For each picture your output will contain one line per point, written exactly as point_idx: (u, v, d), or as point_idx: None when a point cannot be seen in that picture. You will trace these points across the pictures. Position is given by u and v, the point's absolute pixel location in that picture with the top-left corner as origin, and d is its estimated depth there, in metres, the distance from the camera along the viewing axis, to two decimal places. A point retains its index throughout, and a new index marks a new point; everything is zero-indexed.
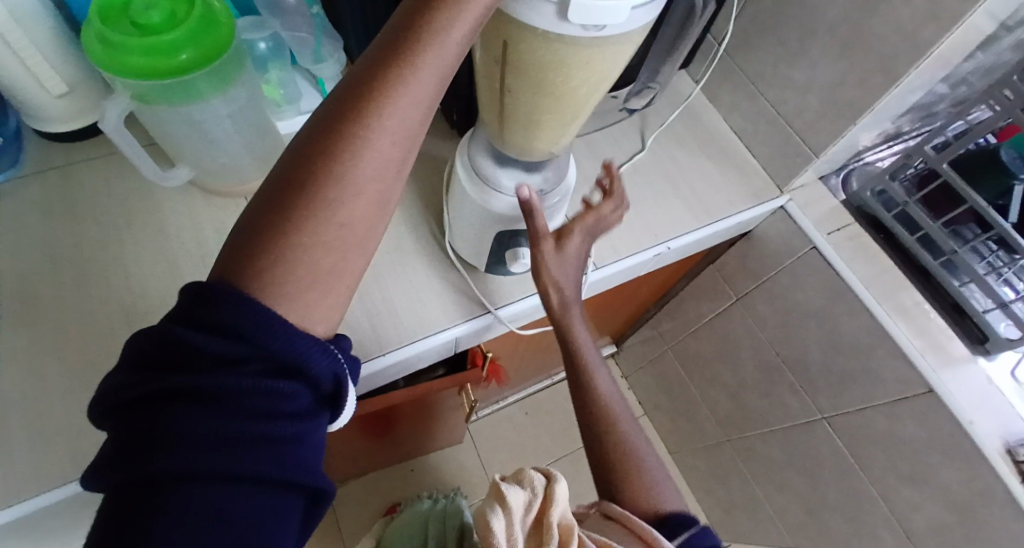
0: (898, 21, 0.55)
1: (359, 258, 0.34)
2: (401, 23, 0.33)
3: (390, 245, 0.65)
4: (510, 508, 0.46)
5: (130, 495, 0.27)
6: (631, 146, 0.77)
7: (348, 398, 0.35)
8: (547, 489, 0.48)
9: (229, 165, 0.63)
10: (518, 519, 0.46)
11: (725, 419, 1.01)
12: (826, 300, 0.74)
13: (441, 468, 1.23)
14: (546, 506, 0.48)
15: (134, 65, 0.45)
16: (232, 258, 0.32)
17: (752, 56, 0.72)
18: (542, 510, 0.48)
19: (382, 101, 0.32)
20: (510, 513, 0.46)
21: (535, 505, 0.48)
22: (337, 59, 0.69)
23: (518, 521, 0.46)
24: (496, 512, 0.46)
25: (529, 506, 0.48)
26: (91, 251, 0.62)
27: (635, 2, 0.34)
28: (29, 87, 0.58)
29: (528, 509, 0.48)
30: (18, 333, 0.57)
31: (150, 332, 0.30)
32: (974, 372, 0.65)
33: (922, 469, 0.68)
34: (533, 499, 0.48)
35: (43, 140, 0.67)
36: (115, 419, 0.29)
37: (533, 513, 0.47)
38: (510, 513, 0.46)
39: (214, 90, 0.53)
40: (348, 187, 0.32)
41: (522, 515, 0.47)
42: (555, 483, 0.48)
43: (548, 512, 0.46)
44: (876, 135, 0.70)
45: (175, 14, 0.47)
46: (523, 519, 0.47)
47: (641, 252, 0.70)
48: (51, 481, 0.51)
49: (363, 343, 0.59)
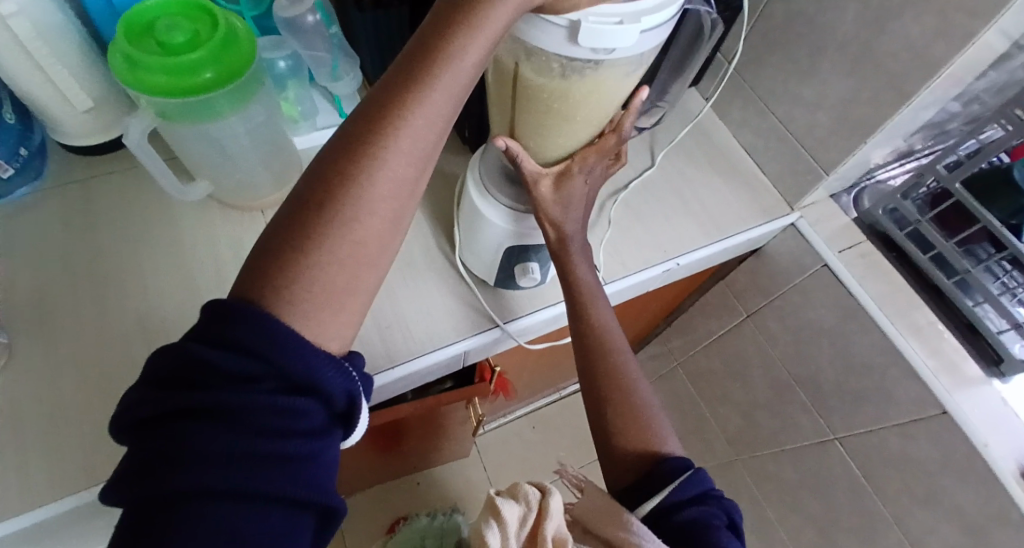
0: (907, 41, 0.55)
1: (373, 276, 0.35)
2: (416, 48, 0.33)
3: (401, 258, 0.66)
4: (505, 523, 0.47)
5: (146, 511, 0.28)
6: (641, 162, 0.77)
7: (361, 415, 0.35)
8: (542, 502, 0.48)
9: (247, 180, 0.64)
10: (513, 533, 0.47)
11: (735, 437, 1.00)
12: (838, 318, 0.74)
13: (448, 482, 1.23)
14: (540, 519, 0.48)
15: (157, 84, 0.47)
16: (250, 276, 0.32)
17: (762, 74, 0.72)
18: (537, 524, 0.48)
19: (398, 124, 0.33)
20: (505, 527, 0.47)
21: (530, 519, 0.47)
22: (353, 76, 0.70)
23: (512, 537, 0.47)
24: (491, 527, 0.47)
25: (524, 520, 0.48)
26: (111, 261, 0.64)
27: (643, 26, 0.35)
28: (55, 102, 0.60)
29: (523, 523, 0.48)
30: (38, 341, 0.58)
31: (169, 349, 0.31)
32: (988, 394, 0.64)
33: (935, 492, 0.67)
34: (528, 513, 0.48)
35: (67, 153, 0.69)
36: (133, 435, 0.30)
37: (528, 527, 0.47)
38: (506, 529, 0.47)
39: (233, 108, 0.54)
40: (364, 208, 0.33)
41: (518, 530, 0.47)
42: (549, 497, 0.48)
43: (543, 526, 0.46)
44: (888, 153, 0.70)
45: (197, 35, 0.49)
46: (517, 534, 0.47)
47: (651, 268, 0.70)
48: (63, 488, 0.51)
49: (373, 355, 0.60)
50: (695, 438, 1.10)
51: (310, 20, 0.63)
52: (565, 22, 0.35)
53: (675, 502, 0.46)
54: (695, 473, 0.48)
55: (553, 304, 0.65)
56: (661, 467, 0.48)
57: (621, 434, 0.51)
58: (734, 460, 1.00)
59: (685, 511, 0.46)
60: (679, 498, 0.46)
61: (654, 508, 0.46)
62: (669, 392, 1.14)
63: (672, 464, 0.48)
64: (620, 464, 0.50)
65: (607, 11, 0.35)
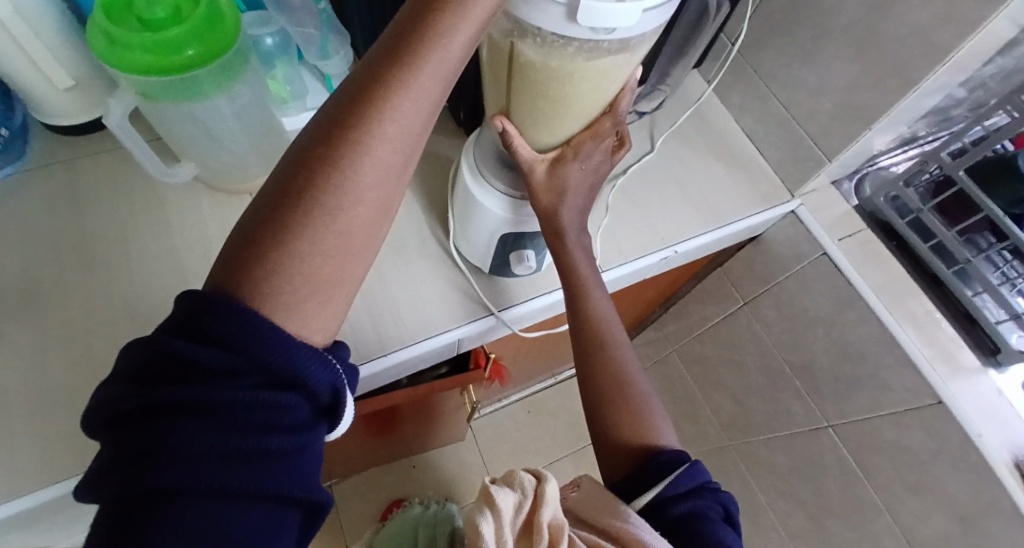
0: (915, 26, 0.53)
1: (358, 266, 0.34)
2: (402, 27, 0.32)
3: (393, 243, 0.64)
4: (499, 511, 0.45)
5: (122, 511, 0.27)
6: (639, 147, 0.76)
7: (347, 409, 0.35)
8: (538, 489, 0.47)
9: (234, 162, 0.62)
10: (508, 521, 0.45)
11: (728, 424, 1.00)
12: (835, 307, 0.73)
13: (442, 466, 1.23)
14: (536, 506, 0.47)
15: (138, 62, 0.45)
16: (228, 266, 0.31)
17: (765, 57, 0.70)
18: (532, 511, 0.47)
19: (383, 107, 0.31)
20: (499, 516, 0.45)
21: (525, 506, 0.47)
22: (343, 54, 0.68)
23: (508, 525, 0.45)
24: (485, 516, 0.45)
25: (519, 507, 0.47)
26: (95, 245, 0.62)
27: (645, 5, 0.34)
28: (34, 81, 0.58)
29: (518, 511, 0.47)
30: (21, 327, 0.57)
31: (144, 342, 0.29)
32: (983, 384, 0.63)
33: (927, 480, 0.67)
34: (523, 500, 0.47)
35: (49, 133, 0.67)
36: (108, 431, 0.29)
37: (523, 515, 0.46)
38: (500, 516, 0.45)
39: (218, 87, 0.52)
40: (347, 197, 0.31)
41: (512, 517, 0.46)
42: (546, 483, 0.48)
43: (539, 512, 0.46)
44: (892, 139, 0.69)
45: (179, 9, 0.46)
46: (513, 521, 0.46)
47: (647, 255, 0.69)
48: (48, 476, 0.51)
49: (364, 342, 0.59)
50: (688, 424, 1.10)
51: None
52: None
53: (670, 495, 0.45)
54: (692, 464, 0.47)
55: (547, 293, 0.64)
56: (657, 460, 0.47)
57: (616, 426, 0.50)
58: (727, 446, 1.01)
59: (679, 504, 0.45)
60: (675, 490, 0.45)
61: (650, 500, 0.45)
62: (664, 378, 1.14)
63: (667, 456, 0.47)
64: (615, 455, 0.50)
65: None
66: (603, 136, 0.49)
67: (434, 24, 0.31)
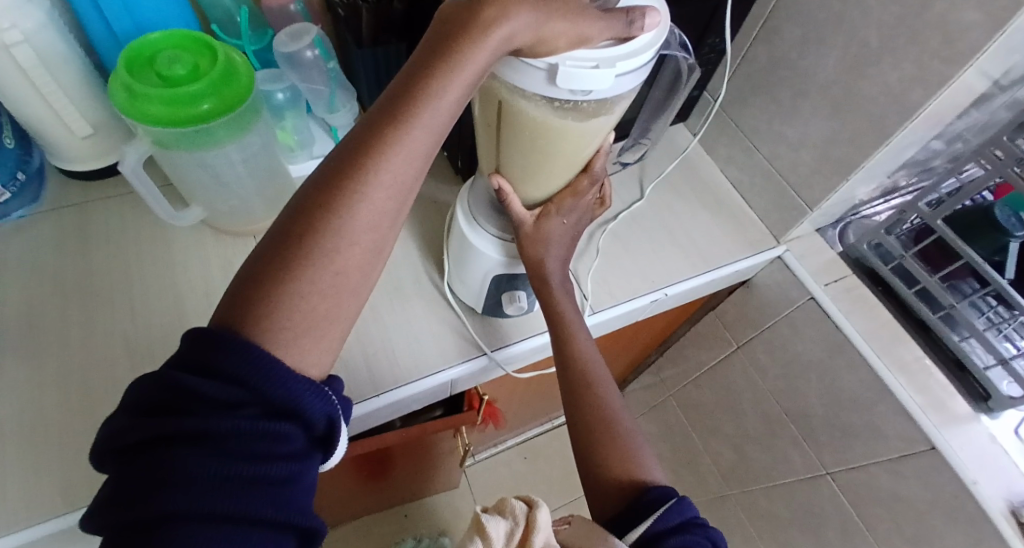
0: (886, 86, 0.57)
1: (355, 303, 0.36)
2: (400, 87, 0.34)
3: (390, 286, 0.66)
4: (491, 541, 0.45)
5: (128, 537, 0.28)
6: (630, 194, 0.79)
7: (340, 440, 0.36)
8: (528, 517, 0.47)
9: (240, 206, 0.65)
10: None
11: (726, 472, 0.98)
12: (826, 353, 0.74)
13: (437, 513, 1.21)
14: (527, 533, 0.47)
15: (154, 113, 0.48)
16: (232, 303, 0.33)
17: (748, 114, 0.75)
18: (524, 539, 0.47)
19: (379, 159, 0.34)
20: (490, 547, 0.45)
21: (517, 534, 0.46)
22: (349, 108, 0.72)
23: None
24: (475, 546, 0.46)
25: (511, 535, 0.47)
26: (101, 285, 0.64)
27: (618, 70, 0.37)
28: (56, 129, 0.61)
29: (510, 539, 0.47)
30: (23, 364, 0.58)
31: (154, 376, 0.31)
32: (975, 430, 0.64)
33: (928, 531, 0.66)
34: (515, 528, 0.47)
35: (64, 177, 0.70)
36: (116, 461, 0.30)
37: (515, 543, 0.46)
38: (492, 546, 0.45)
39: (229, 136, 0.55)
40: (346, 239, 0.34)
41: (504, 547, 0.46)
42: (536, 510, 0.47)
43: (531, 539, 0.45)
44: (874, 189, 0.72)
45: (198, 67, 0.51)
46: None
47: (639, 297, 0.71)
48: (37, 515, 0.51)
49: (359, 383, 0.60)
50: (688, 472, 1.08)
51: (309, 54, 0.64)
52: (544, 65, 0.37)
53: (658, 531, 0.45)
54: (678, 501, 0.46)
55: (540, 333, 0.66)
56: (647, 496, 0.47)
57: (607, 467, 0.51)
58: (728, 494, 0.99)
59: (671, 539, 0.44)
60: (664, 526, 0.45)
61: (639, 537, 0.44)
62: (662, 424, 1.13)
63: (655, 493, 0.47)
64: (606, 495, 0.50)
65: (584, 55, 0.37)
66: (580, 195, 0.52)
67: (424, 86, 0.34)
